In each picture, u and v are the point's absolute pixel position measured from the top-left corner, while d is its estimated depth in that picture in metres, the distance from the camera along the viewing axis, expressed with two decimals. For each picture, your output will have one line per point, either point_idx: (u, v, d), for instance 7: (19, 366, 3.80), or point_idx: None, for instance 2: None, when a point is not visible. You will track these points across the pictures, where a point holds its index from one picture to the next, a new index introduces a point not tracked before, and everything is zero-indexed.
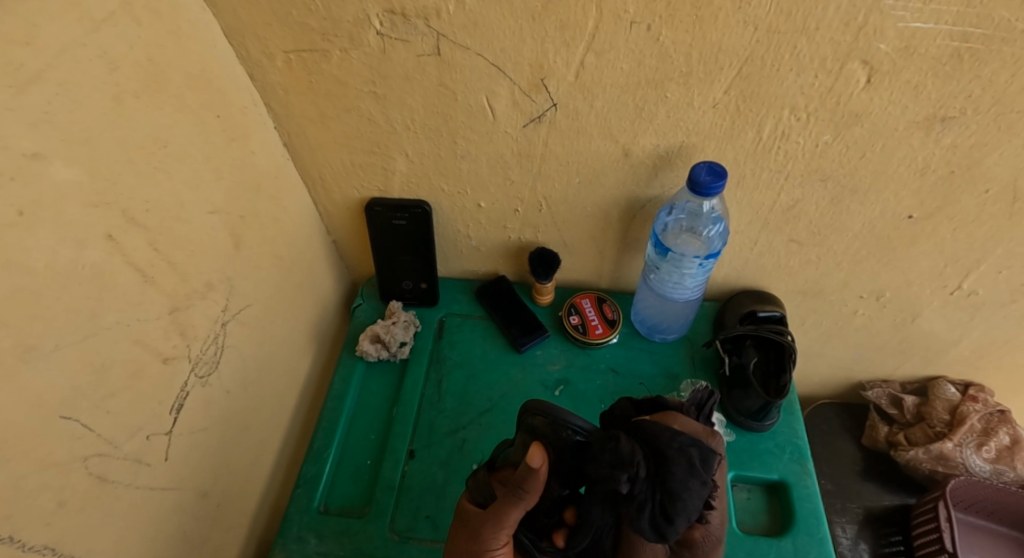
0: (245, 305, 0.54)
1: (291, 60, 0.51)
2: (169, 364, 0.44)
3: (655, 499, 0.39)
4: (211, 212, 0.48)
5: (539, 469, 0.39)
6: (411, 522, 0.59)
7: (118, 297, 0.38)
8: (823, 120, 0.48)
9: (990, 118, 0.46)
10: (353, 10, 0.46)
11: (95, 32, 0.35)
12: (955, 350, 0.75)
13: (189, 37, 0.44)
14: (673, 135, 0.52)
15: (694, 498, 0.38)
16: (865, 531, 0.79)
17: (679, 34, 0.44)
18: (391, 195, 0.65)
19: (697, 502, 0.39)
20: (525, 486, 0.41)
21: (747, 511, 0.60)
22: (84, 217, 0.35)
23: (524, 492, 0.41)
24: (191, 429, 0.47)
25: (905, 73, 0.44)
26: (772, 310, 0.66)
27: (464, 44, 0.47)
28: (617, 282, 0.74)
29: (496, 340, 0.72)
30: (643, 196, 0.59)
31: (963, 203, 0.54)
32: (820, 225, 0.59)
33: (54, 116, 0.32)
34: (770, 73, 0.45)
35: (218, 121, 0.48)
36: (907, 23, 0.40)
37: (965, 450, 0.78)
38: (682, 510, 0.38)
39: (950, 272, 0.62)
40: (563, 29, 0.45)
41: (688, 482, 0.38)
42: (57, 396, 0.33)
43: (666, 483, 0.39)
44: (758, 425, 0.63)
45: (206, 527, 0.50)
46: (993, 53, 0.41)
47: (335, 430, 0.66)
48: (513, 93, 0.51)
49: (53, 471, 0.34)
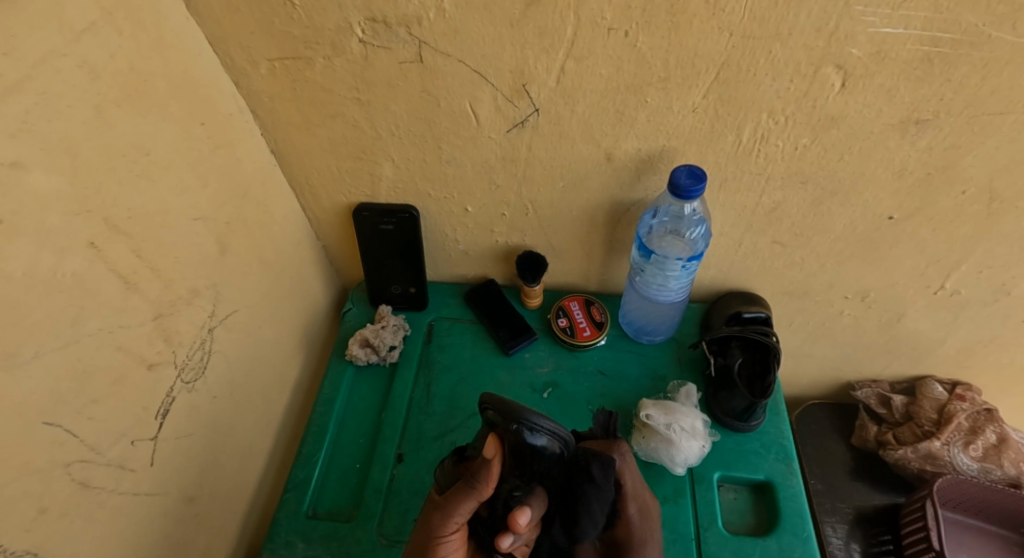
0: (232, 311, 0.54)
1: (274, 67, 0.51)
2: (154, 370, 0.44)
3: (567, 508, 0.46)
4: (196, 218, 0.48)
5: (493, 458, 0.43)
6: (399, 526, 0.60)
7: (100, 304, 0.38)
8: (800, 124, 0.49)
9: (964, 120, 0.46)
10: (335, 18, 0.47)
11: (75, 42, 0.35)
12: (942, 349, 0.76)
13: (173, 46, 0.45)
14: (654, 139, 0.53)
15: (599, 502, 0.45)
16: (855, 530, 0.79)
17: (656, 40, 0.44)
18: (378, 200, 0.65)
19: (602, 507, 0.46)
20: (479, 476, 0.44)
21: (733, 511, 0.61)
22: (65, 226, 0.35)
23: (478, 481, 0.44)
24: (176, 434, 0.47)
25: (879, 77, 0.44)
26: (757, 311, 0.66)
27: (445, 51, 0.48)
28: (605, 285, 0.74)
29: (485, 344, 0.72)
30: (627, 200, 0.60)
31: (942, 204, 0.54)
32: (803, 226, 0.60)
33: (35, 125, 0.33)
34: (747, 78, 0.46)
35: (202, 128, 0.48)
36: (878, 28, 0.41)
37: (952, 448, 0.78)
38: (586, 516, 0.45)
39: (933, 272, 0.63)
40: (541, 35, 0.46)
41: (593, 490, 0.45)
42: (38, 403, 0.34)
43: (574, 492, 0.45)
44: (745, 425, 0.63)
45: (192, 531, 0.51)
46: (964, 57, 0.42)
47: (324, 434, 0.66)
48: (495, 99, 0.52)
49: (33, 477, 0.34)
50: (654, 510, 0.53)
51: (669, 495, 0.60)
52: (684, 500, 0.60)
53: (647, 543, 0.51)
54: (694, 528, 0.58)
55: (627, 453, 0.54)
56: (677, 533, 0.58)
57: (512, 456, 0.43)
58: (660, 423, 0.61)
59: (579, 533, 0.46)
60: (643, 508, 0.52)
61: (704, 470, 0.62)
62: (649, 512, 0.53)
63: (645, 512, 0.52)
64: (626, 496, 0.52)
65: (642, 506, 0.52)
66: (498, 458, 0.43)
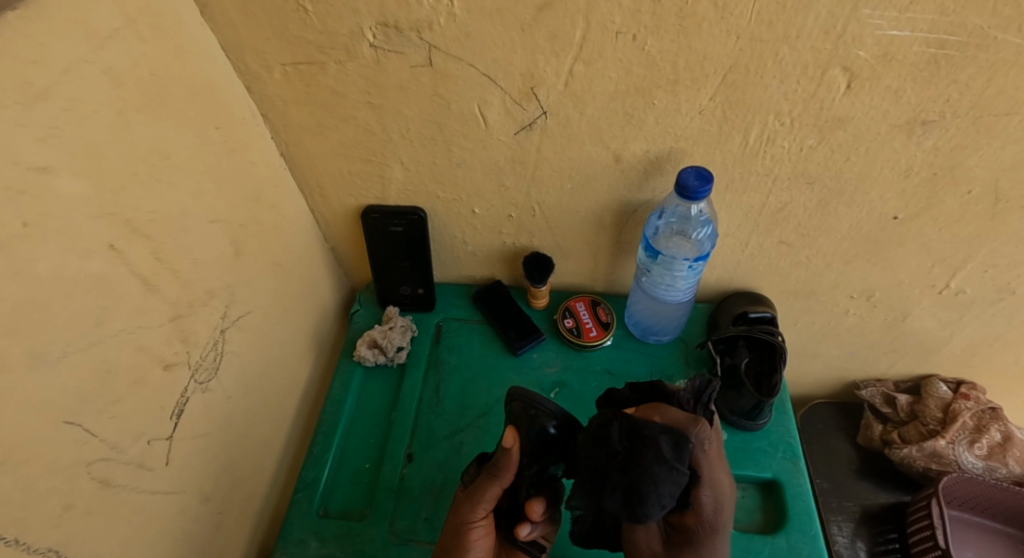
0: (245, 313, 0.55)
1: (288, 72, 0.52)
2: (171, 370, 0.45)
3: (631, 487, 0.42)
4: (212, 221, 0.49)
5: (511, 447, 0.46)
6: (411, 525, 0.60)
7: (121, 306, 0.39)
8: (807, 125, 0.50)
9: (969, 122, 0.47)
10: (348, 23, 0.47)
11: (100, 49, 0.36)
12: (948, 348, 0.76)
13: (190, 51, 0.45)
14: (662, 140, 0.53)
15: (667, 481, 0.41)
16: (862, 529, 0.79)
17: (665, 43, 0.45)
18: (387, 202, 0.66)
19: (673, 490, 0.42)
20: (500, 464, 0.47)
21: (741, 510, 0.61)
22: (90, 228, 0.36)
23: (500, 471, 0.48)
24: (192, 434, 0.48)
25: (885, 79, 0.45)
26: (763, 310, 0.67)
27: (456, 55, 0.49)
28: (612, 286, 0.75)
29: (493, 344, 0.73)
30: (634, 201, 0.61)
31: (947, 204, 0.55)
32: (809, 226, 0.60)
33: (61, 131, 0.33)
34: (755, 80, 0.47)
35: (218, 132, 0.49)
36: (884, 31, 0.42)
37: (958, 447, 0.78)
38: (655, 498, 0.41)
39: (938, 271, 0.63)
40: (552, 39, 0.46)
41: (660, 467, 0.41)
42: (63, 402, 0.34)
43: (641, 470, 0.41)
44: (751, 424, 0.64)
45: (209, 530, 0.51)
46: (969, 59, 0.43)
47: (334, 434, 0.67)
48: (505, 102, 0.52)
49: (58, 475, 0.34)
50: (727, 501, 0.49)
51: None
52: None
53: (719, 531, 0.47)
54: None
55: (708, 444, 0.48)
56: None
57: (528, 442, 0.48)
58: None
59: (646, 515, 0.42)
60: (713, 501, 0.48)
61: None
62: (722, 502, 0.48)
63: (718, 500, 0.48)
64: (700, 483, 0.48)
65: (715, 497, 0.48)
66: (516, 445, 0.46)
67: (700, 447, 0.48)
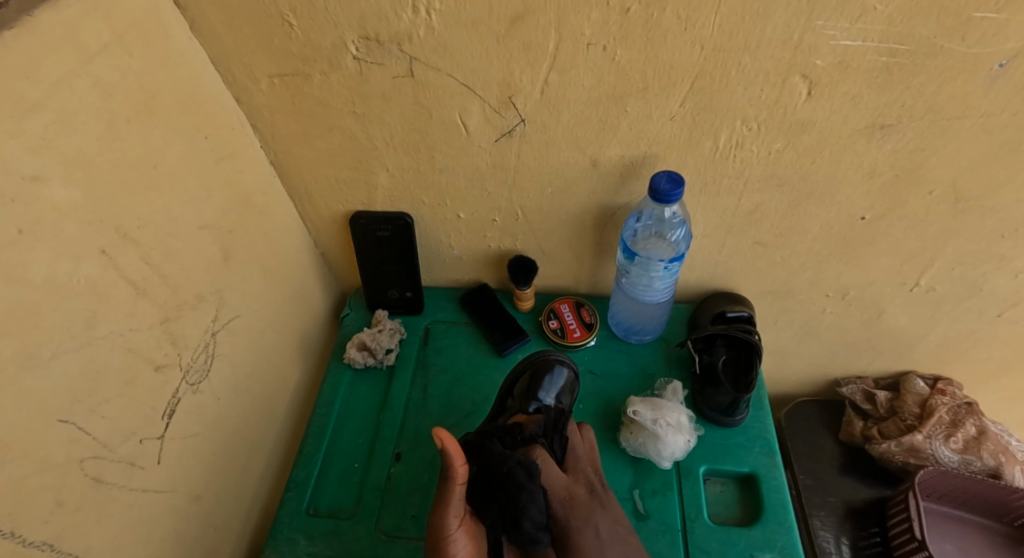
0: (235, 316, 0.57)
1: (274, 83, 0.54)
2: (162, 371, 0.46)
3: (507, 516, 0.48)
4: (201, 227, 0.50)
5: (447, 449, 0.42)
6: (397, 522, 0.62)
7: (113, 308, 0.40)
8: (773, 129, 0.52)
9: (926, 125, 0.49)
10: (330, 36, 0.49)
11: (89, 64, 0.38)
12: (922, 345, 0.78)
13: (178, 63, 0.47)
14: (637, 145, 0.55)
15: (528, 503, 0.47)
16: (845, 523, 0.81)
17: (633, 53, 0.47)
18: (374, 208, 0.68)
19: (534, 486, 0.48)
20: (445, 464, 0.43)
21: (720, 503, 0.63)
22: (80, 234, 0.37)
23: (449, 470, 0.43)
24: (182, 434, 0.49)
25: (844, 86, 0.47)
26: (741, 310, 0.69)
27: (436, 66, 0.51)
28: (595, 287, 0.76)
29: (480, 346, 0.74)
30: (613, 204, 0.63)
31: (912, 204, 0.57)
32: (782, 227, 0.62)
33: (53, 141, 0.35)
34: (721, 87, 0.49)
35: (206, 141, 0.51)
36: (839, 40, 0.44)
37: (934, 441, 0.79)
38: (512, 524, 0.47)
39: (909, 270, 0.66)
40: (526, 50, 0.48)
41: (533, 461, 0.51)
42: (55, 400, 0.36)
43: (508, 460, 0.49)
44: (729, 420, 0.66)
45: (199, 528, 0.53)
46: (919, 66, 0.45)
47: (323, 435, 0.68)
48: (484, 110, 0.54)
49: (50, 471, 0.36)
50: (581, 494, 0.51)
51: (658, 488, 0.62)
52: (672, 493, 0.62)
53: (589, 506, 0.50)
54: (682, 520, 0.60)
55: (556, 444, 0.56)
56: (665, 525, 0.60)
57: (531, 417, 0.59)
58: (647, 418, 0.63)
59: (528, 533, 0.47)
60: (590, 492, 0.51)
61: (691, 463, 0.64)
62: (575, 500, 0.50)
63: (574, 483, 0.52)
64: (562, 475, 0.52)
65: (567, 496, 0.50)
66: (451, 445, 0.42)
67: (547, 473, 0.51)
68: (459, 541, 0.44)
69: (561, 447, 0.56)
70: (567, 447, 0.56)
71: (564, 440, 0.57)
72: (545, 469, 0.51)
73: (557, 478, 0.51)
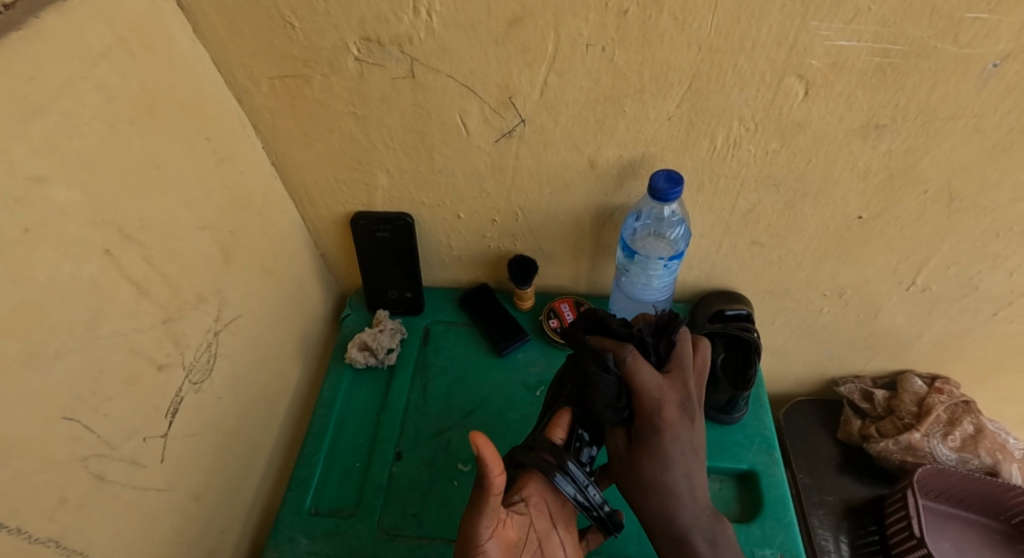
0: (236, 316, 0.57)
1: (275, 85, 0.54)
2: (164, 371, 0.47)
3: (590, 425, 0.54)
4: (202, 228, 0.51)
5: (488, 459, 0.38)
6: (398, 520, 0.62)
7: (114, 308, 0.41)
8: (769, 130, 0.52)
9: (919, 125, 0.50)
10: (331, 39, 0.50)
11: (93, 67, 0.38)
12: (918, 344, 0.79)
13: (180, 65, 0.48)
14: (634, 146, 0.56)
15: (598, 392, 0.52)
16: (843, 522, 0.81)
17: (630, 55, 0.48)
18: (374, 209, 0.68)
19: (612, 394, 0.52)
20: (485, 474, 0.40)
21: (719, 500, 0.63)
22: (83, 234, 0.38)
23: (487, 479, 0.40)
24: (184, 433, 0.50)
25: (838, 86, 0.48)
26: (739, 308, 0.69)
27: (435, 67, 0.51)
28: (594, 287, 0.77)
29: (480, 346, 0.75)
30: (611, 204, 0.63)
31: (906, 203, 0.58)
32: (779, 227, 0.63)
33: (57, 143, 0.36)
34: (717, 88, 0.49)
35: (208, 143, 0.51)
36: (833, 41, 0.45)
37: (932, 439, 0.80)
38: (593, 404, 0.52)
39: (904, 269, 0.66)
40: (524, 52, 0.49)
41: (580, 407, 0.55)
42: (57, 399, 0.36)
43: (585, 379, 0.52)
44: (728, 418, 0.66)
45: (200, 527, 0.53)
46: (913, 67, 0.46)
47: (324, 435, 0.69)
48: (483, 111, 0.55)
49: (53, 469, 0.36)
50: (671, 400, 0.52)
51: None
52: None
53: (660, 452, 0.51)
54: None
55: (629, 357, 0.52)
56: None
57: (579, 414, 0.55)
58: None
59: (600, 414, 0.52)
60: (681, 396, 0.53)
61: None
62: (664, 401, 0.51)
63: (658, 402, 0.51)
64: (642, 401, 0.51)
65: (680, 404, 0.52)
66: (489, 452, 0.38)
67: (641, 377, 0.51)
68: (490, 544, 0.43)
69: (666, 352, 0.56)
70: (671, 352, 0.55)
71: (670, 345, 0.56)
72: (637, 368, 0.51)
73: (648, 379, 0.51)
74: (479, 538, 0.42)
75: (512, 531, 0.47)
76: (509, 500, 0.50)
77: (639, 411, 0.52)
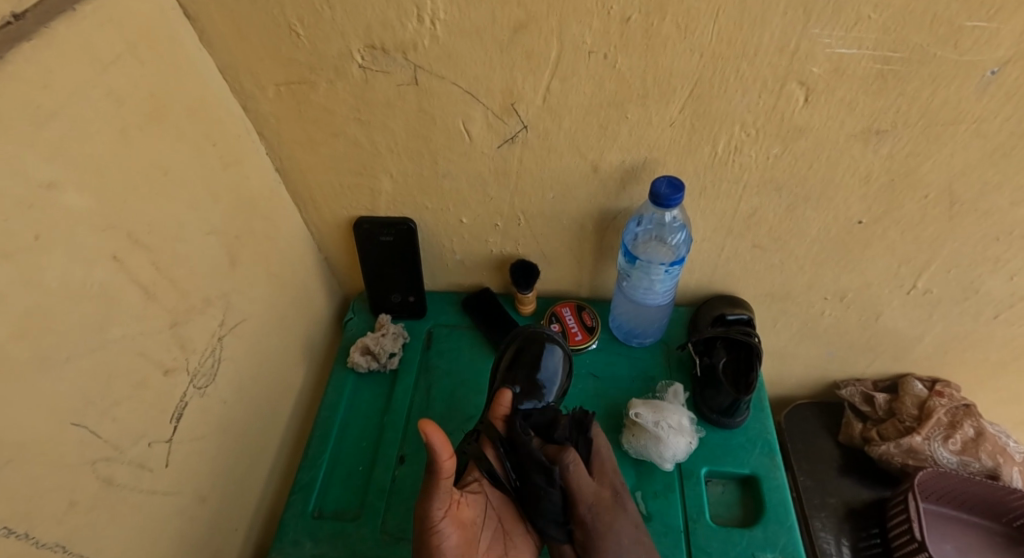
0: (241, 320, 0.57)
1: (280, 91, 0.55)
2: (171, 375, 0.47)
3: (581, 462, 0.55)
4: (208, 233, 0.51)
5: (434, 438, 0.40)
6: (402, 524, 0.62)
7: (122, 313, 0.41)
8: (770, 135, 0.53)
9: (920, 130, 0.50)
10: (337, 45, 0.50)
11: (103, 73, 0.39)
12: (919, 347, 0.79)
13: (187, 72, 0.48)
14: (636, 151, 0.56)
15: (575, 477, 0.52)
16: (845, 524, 0.82)
17: (634, 61, 0.48)
18: (378, 213, 0.69)
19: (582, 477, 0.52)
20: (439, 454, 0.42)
21: (721, 504, 0.63)
22: (94, 239, 0.38)
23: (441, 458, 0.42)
24: (190, 437, 0.50)
25: (839, 92, 0.48)
26: (741, 312, 0.70)
27: (440, 73, 0.52)
28: (596, 290, 0.77)
29: (483, 349, 0.75)
30: (613, 208, 0.63)
31: (907, 207, 0.58)
32: (780, 231, 0.63)
33: (68, 149, 0.36)
34: (719, 93, 0.50)
35: (214, 148, 0.52)
36: (834, 48, 0.45)
37: (933, 443, 0.80)
38: (512, 464, 0.52)
39: (905, 272, 0.67)
40: (528, 58, 0.49)
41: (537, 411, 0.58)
42: (67, 404, 0.36)
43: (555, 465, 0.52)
44: (730, 422, 0.66)
45: (205, 532, 0.53)
46: (913, 73, 0.46)
47: (327, 438, 0.69)
48: (487, 117, 0.55)
49: (64, 472, 0.36)
50: (608, 499, 0.52)
51: (660, 490, 0.63)
52: (674, 494, 0.63)
53: (605, 532, 0.50)
54: (684, 521, 0.61)
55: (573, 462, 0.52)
56: (668, 526, 0.60)
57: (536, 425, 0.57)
58: (649, 421, 0.63)
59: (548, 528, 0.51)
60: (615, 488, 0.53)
61: (692, 465, 0.64)
62: (603, 506, 0.51)
63: (596, 508, 0.51)
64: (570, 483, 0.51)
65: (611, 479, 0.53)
66: (436, 434, 0.40)
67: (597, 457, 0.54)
68: (445, 533, 0.44)
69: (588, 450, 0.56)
70: (592, 451, 0.56)
71: (588, 444, 0.56)
72: (577, 474, 0.52)
73: (586, 488, 0.51)
74: (430, 520, 0.43)
75: (467, 510, 0.47)
76: (463, 482, 0.52)
77: (582, 521, 0.50)
